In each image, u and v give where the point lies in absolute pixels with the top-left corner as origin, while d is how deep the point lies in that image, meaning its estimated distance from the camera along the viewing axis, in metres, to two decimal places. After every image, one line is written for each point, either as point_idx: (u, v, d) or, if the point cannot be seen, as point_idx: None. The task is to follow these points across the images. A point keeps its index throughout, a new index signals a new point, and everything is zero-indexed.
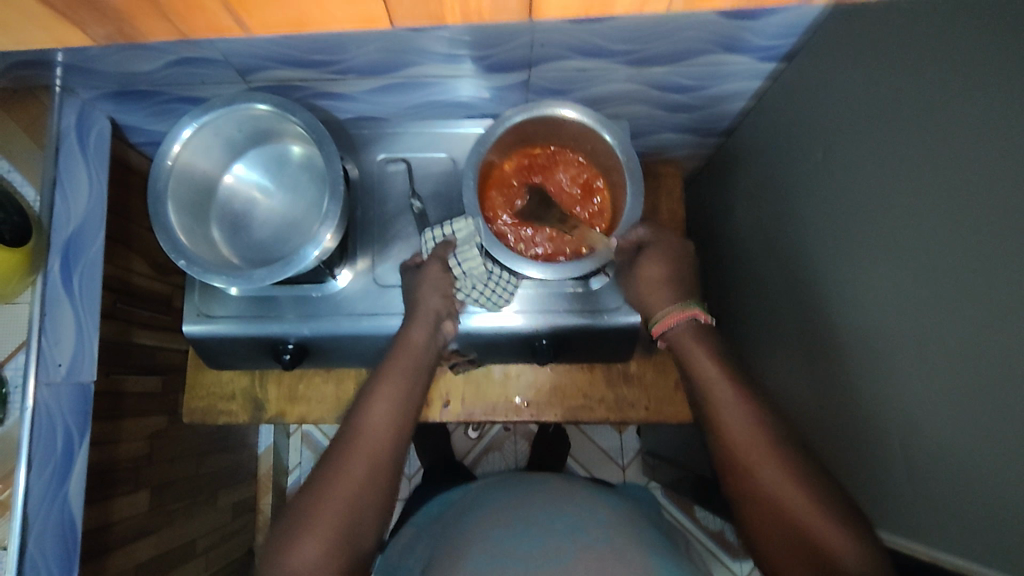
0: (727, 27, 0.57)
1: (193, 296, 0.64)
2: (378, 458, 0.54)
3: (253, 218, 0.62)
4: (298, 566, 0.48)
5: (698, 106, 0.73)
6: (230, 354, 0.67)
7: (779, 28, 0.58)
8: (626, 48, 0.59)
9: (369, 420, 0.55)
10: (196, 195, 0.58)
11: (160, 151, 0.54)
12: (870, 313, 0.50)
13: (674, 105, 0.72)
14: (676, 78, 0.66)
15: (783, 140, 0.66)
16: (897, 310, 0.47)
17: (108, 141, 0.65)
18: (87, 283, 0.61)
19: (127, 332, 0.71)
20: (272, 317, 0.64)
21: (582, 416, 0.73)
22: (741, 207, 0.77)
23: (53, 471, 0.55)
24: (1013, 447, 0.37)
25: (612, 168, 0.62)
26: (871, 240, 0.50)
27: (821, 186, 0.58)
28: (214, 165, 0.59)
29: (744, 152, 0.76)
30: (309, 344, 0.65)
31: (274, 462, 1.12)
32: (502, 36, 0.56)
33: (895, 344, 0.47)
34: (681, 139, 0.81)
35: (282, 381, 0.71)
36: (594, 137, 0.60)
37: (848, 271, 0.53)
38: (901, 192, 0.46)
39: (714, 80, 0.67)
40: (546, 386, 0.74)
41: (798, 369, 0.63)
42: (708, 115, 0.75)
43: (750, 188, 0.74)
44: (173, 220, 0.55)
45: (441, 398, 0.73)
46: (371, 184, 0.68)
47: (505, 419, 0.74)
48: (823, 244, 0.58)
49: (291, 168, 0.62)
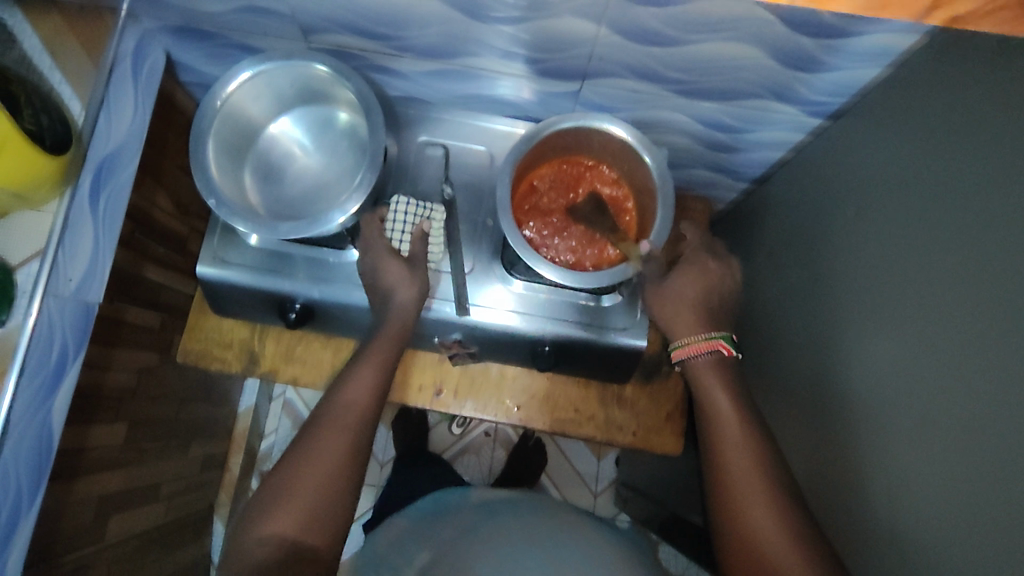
0: (782, 74, 0.58)
1: (213, 239, 0.64)
2: (355, 439, 0.54)
3: (288, 173, 0.62)
4: (266, 534, 0.48)
5: (737, 149, 0.74)
6: (237, 302, 0.67)
7: (832, 85, 0.59)
8: (680, 77, 0.60)
9: (352, 398, 0.56)
10: (237, 140, 0.59)
11: (212, 91, 0.55)
12: (871, 379, 0.51)
13: (714, 143, 0.73)
14: (722, 117, 0.67)
15: (813, 195, 0.66)
16: (897, 377, 0.47)
17: (160, 73, 0.66)
18: (112, 206, 0.61)
19: (139, 264, 0.71)
20: (285, 275, 0.64)
21: (569, 430, 0.74)
22: (761, 255, 0.78)
23: (43, 381, 0.55)
24: (1004, 530, 0.37)
25: (645, 191, 0.63)
26: (880, 308, 0.51)
27: (841, 244, 0.59)
28: (260, 115, 0.60)
29: (772, 201, 0.77)
30: (315, 307, 0.66)
31: (251, 424, 1.11)
32: (564, 41, 0.57)
33: (892, 411, 0.47)
34: (714, 179, 0.82)
35: (280, 339, 0.71)
36: (634, 157, 0.61)
37: (853, 334, 0.54)
38: (915, 262, 0.47)
39: (758, 126, 0.68)
40: (539, 394, 0.74)
41: (797, 427, 0.63)
42: (744, 159, 0.76)
43: (772, 237, 0.75)
44: (211, 159, 0.55)
45: (433, 386, 0.73)
46: (407, 164, 0.68)
47: (493, 418, 0.74)
48: (833, 305, 0.58)
49: (334, 131, 0.62)
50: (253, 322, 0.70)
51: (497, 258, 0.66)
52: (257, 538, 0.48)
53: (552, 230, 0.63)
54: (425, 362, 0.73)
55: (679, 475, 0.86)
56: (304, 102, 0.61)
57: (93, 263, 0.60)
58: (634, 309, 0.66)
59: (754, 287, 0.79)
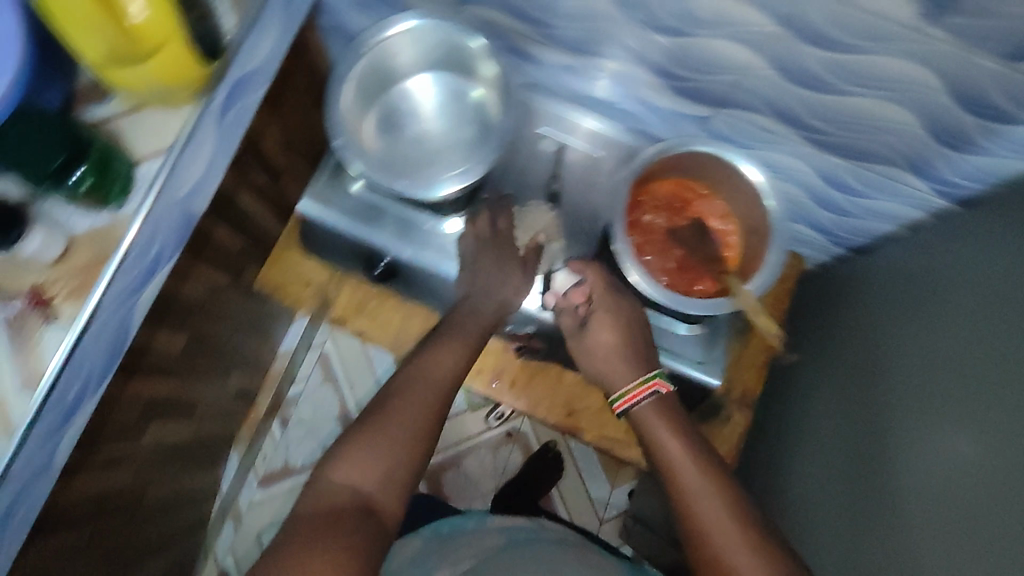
0: (925, 145, 0.56)
1: (320, 179, 0.65)
2: (433, 408, 0.54)
3: (409, 130, 0.63)
4: (343, 478, 0.50)
5: (846, 211, 0.72)
6: (326, 245, 0.68)
7: (974, 168, 0.57)
8: (817, 125, 0.59)
9: (433, 368, 0.56)
10: (375, 88, 0.60)
11: (364, 36, 0.56)
12: (941, 485, 0.50)
13: (825, 200, 0.71)
14: (844, 175, 0.66)
15: (918, 274, 0.64)
16: (969, 488, 0.46)
17: (307, 8, 0.67)
18: (234, 124, 0.62)
19: (238, 186, 0.72)
20: (380, 229, 0.64)
21: (614, 449, 0.72)
22: (840, 322, 0.76)
23: (137, 277, 0.56)
24: None
25: (756, 232, 0.60)
26: (961, 414, 0.50)
27: (939, 329, 0.57)
28: (402, 70, 0.61)
29: (868, 272, 0.74)
30: (400, 268, 0.66)
31: (287, 368, 1.12)
32: (713, 64, 0.56)
33: (958, 521, 0.46)
34: (810, 236, 0.80)
35: (356, 290, 0.72)
36: (754, 199, 0.60)
37: (927, 434, 0.53)
38: (1003, 373, 0.46)
39: (877, 192, 0.66)
40: (593, 407, 0.72)
41: (837, 505, 0.63)
42: (849, 223, 0.74)
43: (858, 307, 0.73)
44: (345, 101, 0.57)
45: (492, 373, 0.73)
46: (519, 149, 0.68)
47: (542, 419, 0.73)
48: (912, 398, 0.57)
49: (464, 103, 0.62)
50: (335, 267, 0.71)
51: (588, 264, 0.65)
52: (335, 484, 0.50)
53: (649, 248, 0.62)
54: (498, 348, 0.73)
55: None
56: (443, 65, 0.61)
57: (206, 175, 0.61)
58: (711, 346, 0.64)
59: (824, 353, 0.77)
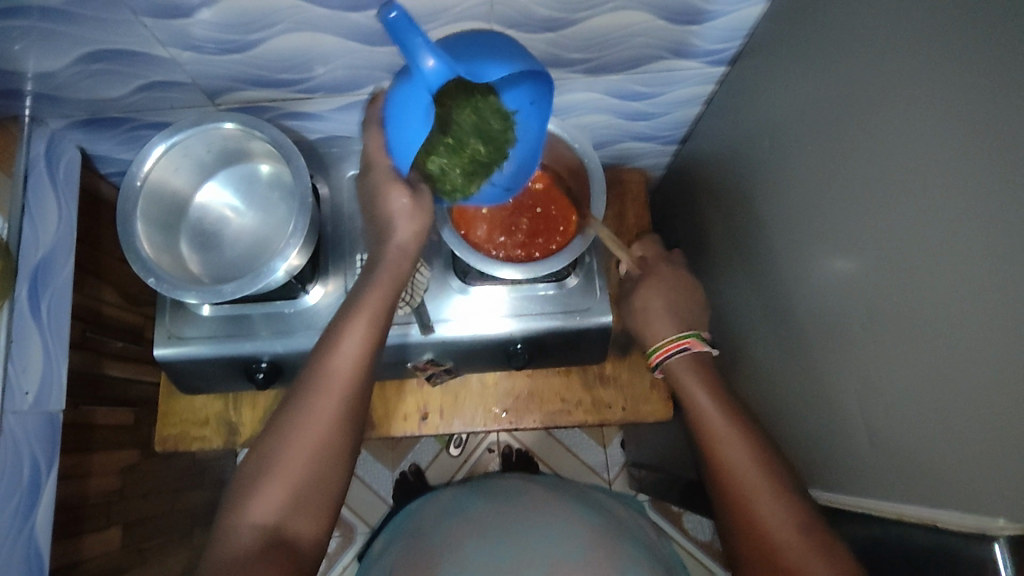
0: (672, 36, 1.07)
1: (156, 216, 1.04)
2: (343, 387, 0.93)
3: (205, 224, 1.11)
4: (258, 506, 0.86)
5: (654, 110, 1.32)
6: (250, 302, 1.13)
7: (718, 34, 1.08)
8: (581, 57, 1.10)
9: (340, 356, 0.94)
10: (161, 202, 1.05)
11: (182, 148, 1.04)
12: (890, 429, 0.77)
13: (630, 107, 1.30)
14: (634, 85, 1.22)
15: (748, 133, 1.14)
16: (857, 296, 0.82)
17: (71, 167, 1.18)
18: (51, 299, 1.10)
19: (318, 243, 1.19)
20: (243, 333, 1.15)
21: (560, 415, 1.34)
22: (715, 188, 1.30)
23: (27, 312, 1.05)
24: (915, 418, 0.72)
25: (580, 178, 1.14)
26: (831, 220, 0.88)
27: (800, 149, 0.97)
28: (184, 182, 1.08)
29: (702, 143, 1.34)
30: (277, 361, 1.18)
31: (387, 407, 1.33)
32: None
33: (844, 315, 0.85)
34: (642, 146, 1.47)
35: (491, 374, 1.34)
36: (556, 140, 1.12)
37: (813, 261, 0.93)
38: (809, 155, 0.93)
39: (665, 83, 1.22)
40: (519, 394, 1.34)
41: (768, 360, 1.09)
42: (666, 119, 1.36)
43: (718, 154, 1.28)
44: (142, 224, 1.01)
45: (423, 414, 1.33)
46: (337, 197, 1.23)
47: (486, 424, 1.34)
48: (811, 358, 0.95)
49: (256, 182, 1.12)
50: (494, 358, 1.27)
51: (546, 307, 1.19)
52: (254, 503, 0.87)
53: (500, 237, 1.13)
54: (510, 378, 1.35)
55: (676, 440, 1.56)
56: (812, 137, 0.93)
57: (43, 365, 1.08)
58: (592, 290, 1.20)
59: (722, 202, 1.28)
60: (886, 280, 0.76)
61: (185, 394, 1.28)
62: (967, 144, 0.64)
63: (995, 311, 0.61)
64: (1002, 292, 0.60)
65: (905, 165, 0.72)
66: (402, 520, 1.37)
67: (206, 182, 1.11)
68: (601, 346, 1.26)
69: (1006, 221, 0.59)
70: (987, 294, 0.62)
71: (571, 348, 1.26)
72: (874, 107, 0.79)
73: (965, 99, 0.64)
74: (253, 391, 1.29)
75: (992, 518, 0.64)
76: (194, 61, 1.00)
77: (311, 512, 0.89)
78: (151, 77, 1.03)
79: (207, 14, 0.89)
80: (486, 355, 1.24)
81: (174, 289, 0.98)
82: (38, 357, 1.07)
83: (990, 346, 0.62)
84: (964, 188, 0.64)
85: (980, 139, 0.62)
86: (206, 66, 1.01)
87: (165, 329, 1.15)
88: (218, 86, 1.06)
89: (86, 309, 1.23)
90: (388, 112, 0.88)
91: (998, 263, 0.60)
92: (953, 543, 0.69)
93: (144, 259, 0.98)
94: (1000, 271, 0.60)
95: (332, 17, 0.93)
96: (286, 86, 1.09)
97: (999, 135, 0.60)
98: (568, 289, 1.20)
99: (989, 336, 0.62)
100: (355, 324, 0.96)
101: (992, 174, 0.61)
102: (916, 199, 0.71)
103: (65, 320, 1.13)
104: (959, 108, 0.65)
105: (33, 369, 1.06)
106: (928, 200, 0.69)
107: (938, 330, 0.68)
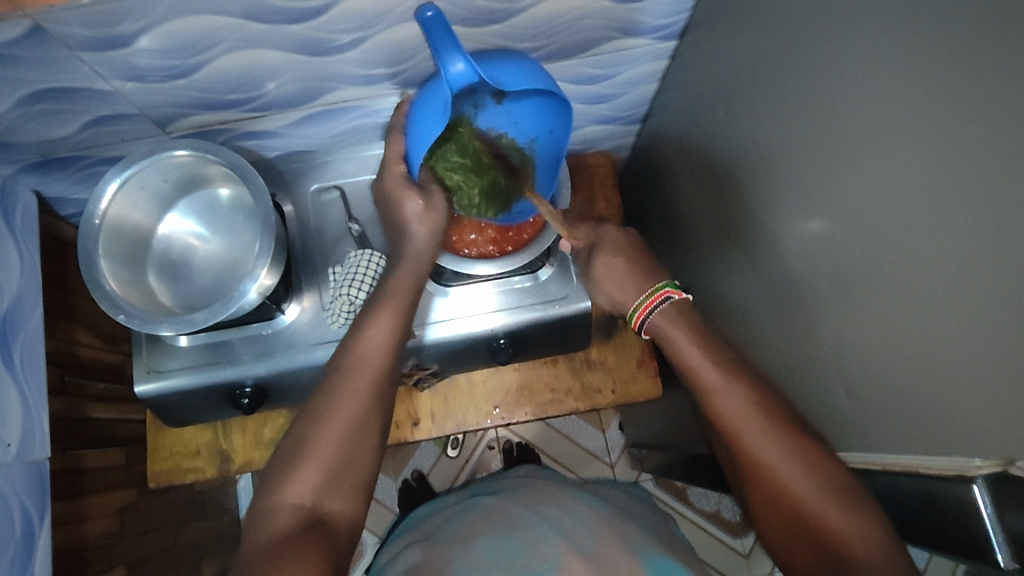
0: (620, 16, 1.07)
1: (119, 251, 1.03)
2: (373, 373, 0.93)
3: (171, 253, 1.10)
4: (298, 488, 0.84)
5: (611, 92, 1.32)
6: (227, 327, 1.12)
7: (665, 10, 1.08)
8: (532, 47, 1.10)
9: (368, 347, 0.94)
10: (122, 236, 1.04)
11: (135, 180, 1.02)
12: (871, 384, 0.77)
13: (587, 91, 1.30)
14: (589, 70, 1.22)
15: (706, 105, 1.14)
16: (826, 256, 0.83)
17: (27, 212, 1.16)
18: (23, 344, 1.09)
19: (290, 262, 1.18)
20: (223, 360, 1.14)
21: (553, 406, 1.34)
22: (681, 163, 1.30)
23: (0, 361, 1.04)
24: (894, 369, 0.73)
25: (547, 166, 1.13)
26: (795, 184, 0.88)
27: (757, 115, 0.97)
28: (144, 214, 1.07)
29: (663, 119, 1.35)
30: (261, 385, 1.17)
31: None
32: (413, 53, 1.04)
33: (817, 275, 0.86)
34: (604, 128, 1.47)
35: (479, 372, 1.34)
36: None
37: (781, 226, 0.94)
38: (767, 121, 0.94)
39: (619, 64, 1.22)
40: (509, 390, 1.34)
41: (750, 329, 1.10)
42: (624, 99, 1.36)
43: (679, 129, 1.28)
44: (105, 261, 0.99)
45: (417, 420, 1.33)
46: (304, 214, 1.22)
47: (481, 423, 1.34)
48: (790, 322, 0.95)
49: (218, 206, 1.11)
50: (480, 356, 1.27)
51: (525, 302, 1.19)
52: (294, 483, 0.84)
53: (472, 235, 1.09)
54: (498, 374, 1.35)
55: (672, 418, 1.57)
56: (766, 103, 0.94)
57: (22, 412, 1.07)
58: (569, 278, 1.20)
59: (689, 177, 1.28)
60: (853, 238, 0.77)
61: (173, 427, 1.27)
62: (916, 93, 0.64)
63: (957, 257, 0.62)
64: (962, 235, 0.61)
65: (860, 119, 0.73)
66: (409, 527, 1.37)
67: (168, 213, 1.10)
68: (584, 332, 1.26)
69: (960, 165, 0.60)
70: (946, 242, 0.63)
71: (555, 338, 1.26)
72: (823, 66, 0.79)
73: (910, 48, 0.64)
74: (241, 417, 1.28)
75: (969, 458, 0.65)
76: (139, 90, 0.98)
77: (347, 492, 0.86)
78: (98, 112, 1.01)
79: (146, 41, 0.88)
80: (472, 354, 1.24)
81: (147, 323, 0.97)
82: (17, 407, 1.06)
83: (955, 292, 0.62)
84: (917, 139, 0.65)
85: (927, 86, 0.63)
86: (153, 94, 1.00)
87: (144, 364, 1.13)
88: (169, 114, 1.05)
89: (61, 353, 1.21)
90: (412, 116, 0.94)
91: (957, 206, 0.61)
92: (939, 483, 0.71)
93: (111, 296, 0.96)
94: (959, 218, 0.61)
95: (274, 32, 0.92)
96: (236, 106, 1.08)
97: (944, 82, 0.61)
98: (545, 280, 1.20)
99: (954, 279, 0.62)
100: (379, 315, 0.97)
101: (941, 122, 0.62)
102: (873, 152, 0.71)
103: (39, 365, 1.12)
104: (905, 58, 0.65)
105: (13, 420, 1.04)
106: (885, 152, 0.69)
107: (903, 281, 0.69)
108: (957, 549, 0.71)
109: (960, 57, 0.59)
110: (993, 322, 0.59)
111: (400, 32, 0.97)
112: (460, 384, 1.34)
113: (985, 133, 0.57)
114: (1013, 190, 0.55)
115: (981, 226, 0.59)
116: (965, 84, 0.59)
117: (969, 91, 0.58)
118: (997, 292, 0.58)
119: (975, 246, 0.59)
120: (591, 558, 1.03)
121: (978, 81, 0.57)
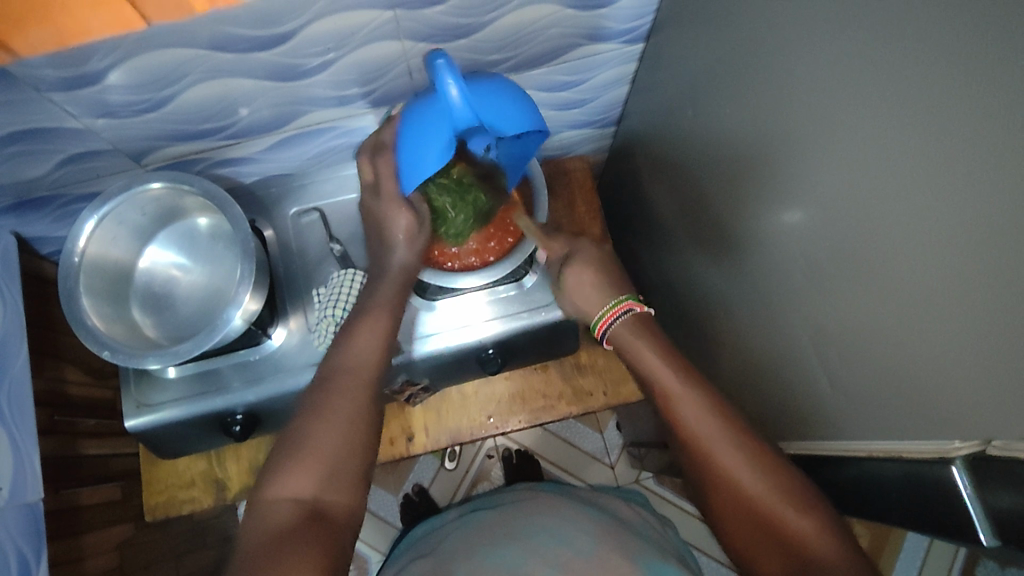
0: (587, 23, 1.08)
1: (100, 287, 1.02)
2: (364, 382, 0.93)
3: (153, 284, 1.10)
4: (292, 485, 0.83)
5: (585, 96, 1.33)
6: (213, 356, 1.13)
7: (631, 15, 1.10)
8: (502, 58, 1.10)
9: (357, 361, 0.95)
10: (101, 271, 1.03)
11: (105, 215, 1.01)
12: (853, 373, 0.78)
13: (560, 98, 1.31)
14: (561, 77, 1.23)
15: (676, 104, 1.15)
16: (802, 250, 0.84)
17: (8, 252, 1.15)
18: (9, 384, 1.08)
19: (273, 286, 1.18)
20: (210, 390, 1.13)
21: (546, 412, 1.34)
22: (656, 163, 1.32)
23: None
24: (873, 358, 0.74)
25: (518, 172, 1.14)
26: (768, 179, 0.90)
27: (727, 113, 0.98)
28: (122, 248, 1.07)
29: (637, 121, 1.36)
30: (251, 411, 1.17)
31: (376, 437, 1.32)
32: (384, 71, 1.04)
33: (794, 270, 0.87)
34: (581, 132, 1.48)
35: (471, 384, 1.34)
36: None
37: (757, 221, 0.95)
38: (738, 117, 0.95)
39: (590, 70, 1.23)
40: (502, 399, 1.35)
41: (734, 325, 1.10)
42: (598, 103, 1.37)
43: (652, 129, 1.29)
44: (84, 298, 0.99)
45: (412, 435, 1.33)
46: (285, 238, 1.22)
47: (476, 434, 1.34)
48: (770, 314, 0.96)
49: (198, 234, 1.11)
50: (469, 368, 1.27)
51: (512, 310, 1.19)
52: (289, 480, 0.83)
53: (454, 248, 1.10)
54: (489, 384, 1.36)
55: None
56: (735, 99, 0.95)
57: (12, 452, 1.06)
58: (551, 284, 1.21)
59: (664, 177, 1.29)
60: (826, 231, 0.78)
61: (167, 459, 1.27)
62: (880, 84, 0.65)
63: (925, 243, 0.63)
64: (929, 223, 0.62)
65: (828, 112, 0.74)
66: (410, 544, 1.37)
67: (147, 246, 1.10)
68: (571, 337, 1.27)
69: (927, 155, 0.61)
70: (917, 230, 0.64)
71: (543, 344, 1.27)
72: (788, 61, 0.80)
73: (872, 41, 0.66)
74: (235, 444, 1.28)
75: (950, 440, 0.67)
76: (111, 126, 0.99)
77: (343, 483, 0.85)
78: (71, 150, 1.01)
79: (115, 77, 0.88)
80: (462, 365, 1.24)
81: (131, 357, 0.97)
82: (7, 450, 1.05)
83: (925, 279, 0.64)
84: (881, 130, 0.66)
85: (890, 76, 0.64)
86: (127, 128, 1.00)
87: (133, 398, 1.13)
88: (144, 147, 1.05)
89: (50, 392, 1.21)
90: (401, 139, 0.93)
91: (924, 195, 0.62)
92: (921, 465, 0.72)
93: (94, 332, 0.96)
94: (928, 208, 0.62)
95: (242, 60, 0.92)
96: (210, 135, 1.08)
97: (906, 73, 0.62)
98: (529, 287, 1.20)
99: (923, 266, 0.64)
100: (366, 333, 0.97)
101: (907, 113, 0.63)
102: (842, 143, 0.73)
103: (26, 405, 1.11)
104: (869, 51, 0.66)
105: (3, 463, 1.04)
106: (854, 143, 0.71)
107: (878, 271, 0.70)
108: (938, 525, 0.73)
109: (916, 47, 0.61)
110: (964, 305, 0.60)
111: (370, 52, 0.97)
112: (452, 397, 1.35)
113: (945, 121, 0.59)
114: (980, 176, 0.56)
115: (946, 211, 0.60)
116: (925, 74, 0.60)
117: (928, 80, 0.60)
118: (966, 277, 0.59)
119: (945, 233, 0.61)
120: (590, 563, 1.03)
121: (936, 70, 0.59)
